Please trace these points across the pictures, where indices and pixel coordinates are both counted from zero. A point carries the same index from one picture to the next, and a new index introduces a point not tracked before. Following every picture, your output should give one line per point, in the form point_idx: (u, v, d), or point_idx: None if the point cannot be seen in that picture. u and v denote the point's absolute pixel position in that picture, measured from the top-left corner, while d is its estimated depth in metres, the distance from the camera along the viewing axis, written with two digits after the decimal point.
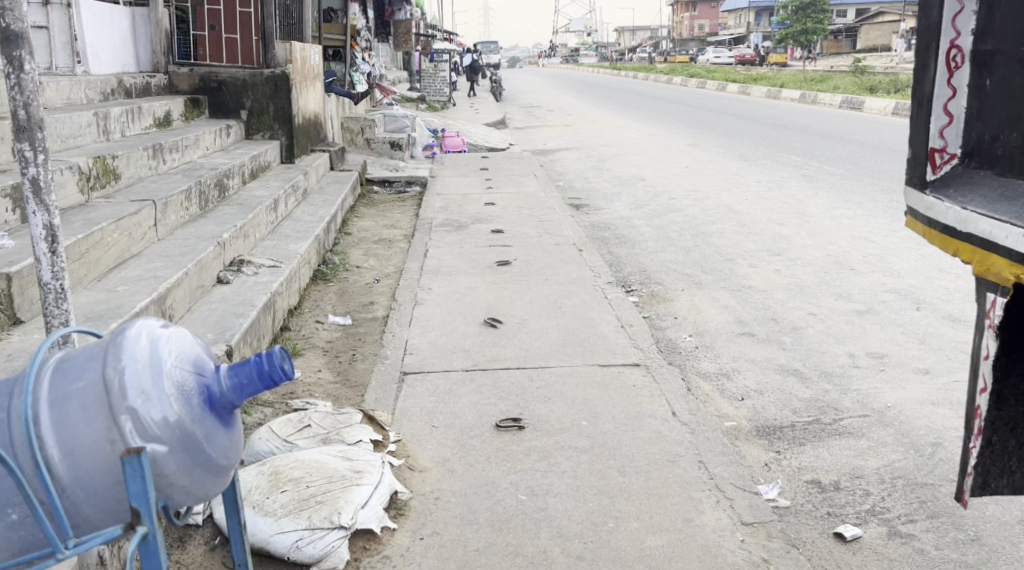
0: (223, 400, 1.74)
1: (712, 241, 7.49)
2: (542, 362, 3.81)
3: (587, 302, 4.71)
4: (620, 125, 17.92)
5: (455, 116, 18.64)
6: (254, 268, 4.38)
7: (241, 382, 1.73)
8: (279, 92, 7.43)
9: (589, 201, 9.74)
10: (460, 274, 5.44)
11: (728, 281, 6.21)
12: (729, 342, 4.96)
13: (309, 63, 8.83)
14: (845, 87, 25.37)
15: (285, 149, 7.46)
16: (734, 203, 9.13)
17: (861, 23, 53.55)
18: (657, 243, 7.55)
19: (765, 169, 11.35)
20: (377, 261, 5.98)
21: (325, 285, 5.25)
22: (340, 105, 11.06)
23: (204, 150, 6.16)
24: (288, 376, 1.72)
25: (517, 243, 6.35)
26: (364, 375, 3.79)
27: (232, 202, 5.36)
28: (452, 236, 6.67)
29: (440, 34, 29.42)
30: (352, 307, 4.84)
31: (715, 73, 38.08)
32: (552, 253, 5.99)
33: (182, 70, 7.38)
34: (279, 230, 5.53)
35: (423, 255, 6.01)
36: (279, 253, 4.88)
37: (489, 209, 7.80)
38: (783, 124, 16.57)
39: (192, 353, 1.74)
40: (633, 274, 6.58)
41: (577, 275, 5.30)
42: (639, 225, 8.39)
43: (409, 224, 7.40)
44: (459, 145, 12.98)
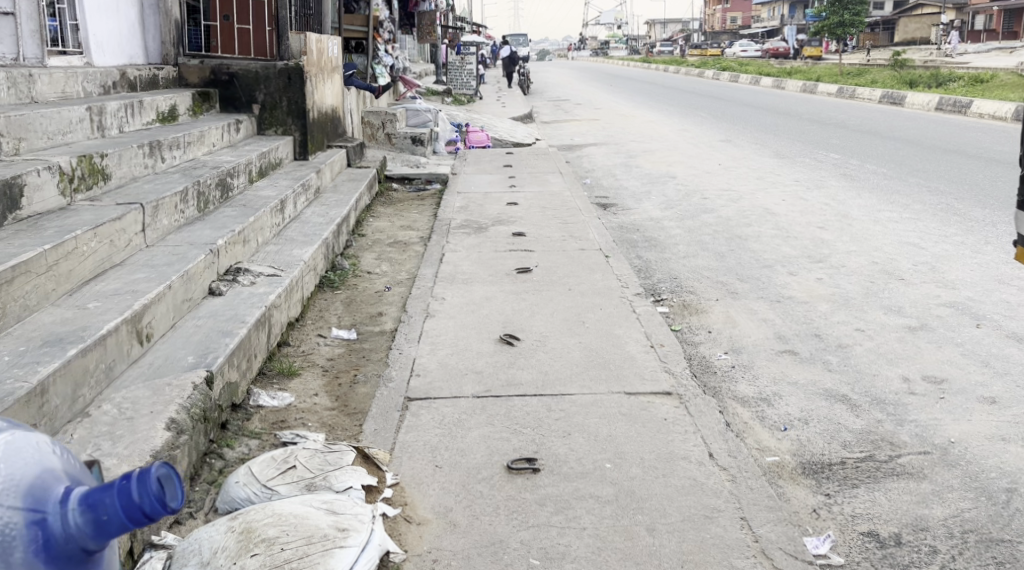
0: (63, 544, 1.36)
1: (748, 246, 7.07)
2: (563, 388, 3.43)
3: (614, 317, 4.33)
4: (651, 119, 17.47)
5: (481, 109, 18.26)
6: (251, 278, 4.02)
7: (91, 523, 1.35)
8: (292, 86, 7.08)
9: (617, 200, 9.35)
10: (477, 283, 5.07)
11: (766, 292, 5.80)
12: (768, 363, 4.55)
13: (327, 55, 8.48)
14: (883, 81, 24.74)
15: (299, 145, 7.12)
16: (771, 204, 8.69)
17: (897, 17, 52.52)
18: (689, 247, 7.14)
19: (803, 167, 10.89)
20: (389, 266, 5.62)
21: (331, 293, 4.90)
22: (360, 99, 10.71)
23: (210, 147, 5.82)
24: (149, 519, 1.33)
25: (540, 247, 5.98)
26: (364, 400, 3.43)
27: (235, 203, 5.01)
28: (471, 239, 6.30)
29: (467, 26, 29.03)
30: (358, 319, 4.48)
31: (748, 66, 37.40)
32: (576, 259, 5.60)
33: (193, 63, 7.03)
34: (284, 233, 5.17)
35: (438, 260, 5.64)
36: (281, 260, 4.52)
37: (511, 210, 7.42)
38: (820, 120, 16.06)
39: (31, 480, 1.38)
40: (663, 281, 6.18)
41: (603, 285, 4.91)
42: (670, 226, 7.98)
43: (426, 225, 7.04)
44: (483, 140, 12.68)
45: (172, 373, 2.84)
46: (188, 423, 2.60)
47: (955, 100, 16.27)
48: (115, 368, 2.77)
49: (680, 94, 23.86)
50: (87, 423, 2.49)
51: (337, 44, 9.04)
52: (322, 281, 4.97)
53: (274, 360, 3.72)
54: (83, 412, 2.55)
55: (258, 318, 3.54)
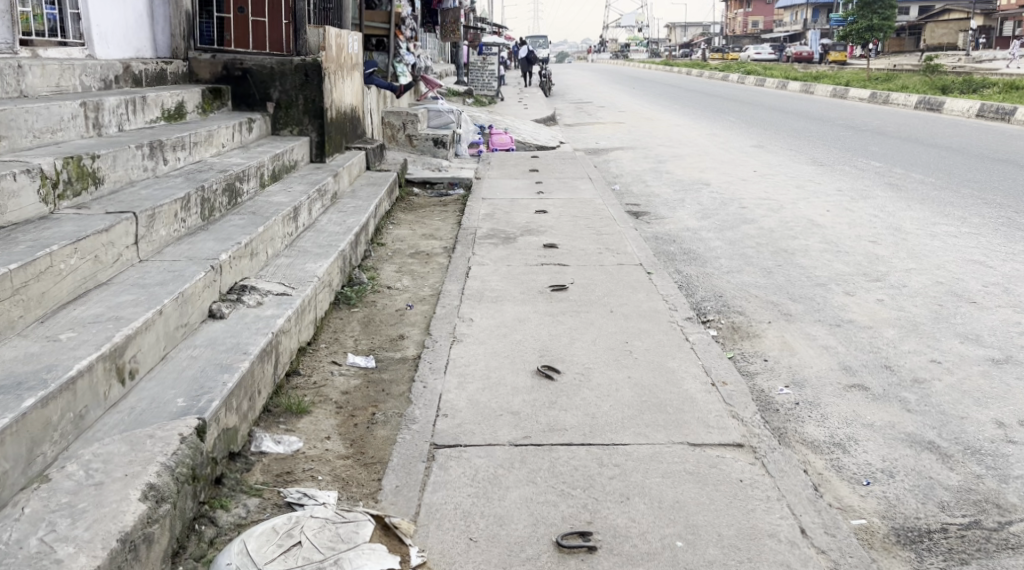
0: None
1: (796, 261, 6.58)
2: (616, 435, 2.96)
3: (665, 345, 3.85)
4: (678, 122, 16.94)
5: (503, 110, 17.81)
6: (257, 298, 3.55)
7: None
8: (309, 83, 6.64)
9: (650, 208, 8.88)
10: (508, 301, 4.61)
11: (823, 315, 5.31)
12: (836, 399, 4.07)
13: (347, 51, 8.03)
14: (915, 87, 24.16)
15: (315, 147, 6.67)
16: (816, 215, 8.20)
17: (925, 21, 51.76)
18: (732, 261, 6.67)
19: (845, 175, 10.39)
20: (411, 280, 5.16)
21: (348, 311, 4.44)
22: (381, 98, 10.25)
23: (219, 147, 5.37)
24: None
25: (575, 260, 5.51)
26: (384, 445, 2.95)
27: (244, 211, 4.56)
28: (499, 251, 5.83)
29: (490, 26, 28.58)
30: (377, 344, 4.01)
31: (772, 69, 36.80)
32: (616, 275, 5.13)
33: (204, 57, 6.56)
34: (296, 244, 4.71)
35: (464, 274, 5.18)
36: (292, 276, 4.06)
37: (541, 218, 6.97)
38: (856, 125, 15.49)
39: None
40: (708, 300, 5.70)
41: (649, 307, 4.43)
42: (709, 238, 7.48)
43: (450, 234, 6.58)
44: (507, 142, 12.12)
45: (157, 420, 2.36)
46: (171, 489, 2.13)
47: (997, 108, 15.71)
48: (87, 416, 2.29)
49: (707, 97, 23.33)
50: (44, 492, 2.02)
51: (358, 39, 8.58)
52: (337, 297, 4.50)
53: (282, 395, 3.24)
54: (40, 476, 2.08)
55: (265, 347, 3.06)
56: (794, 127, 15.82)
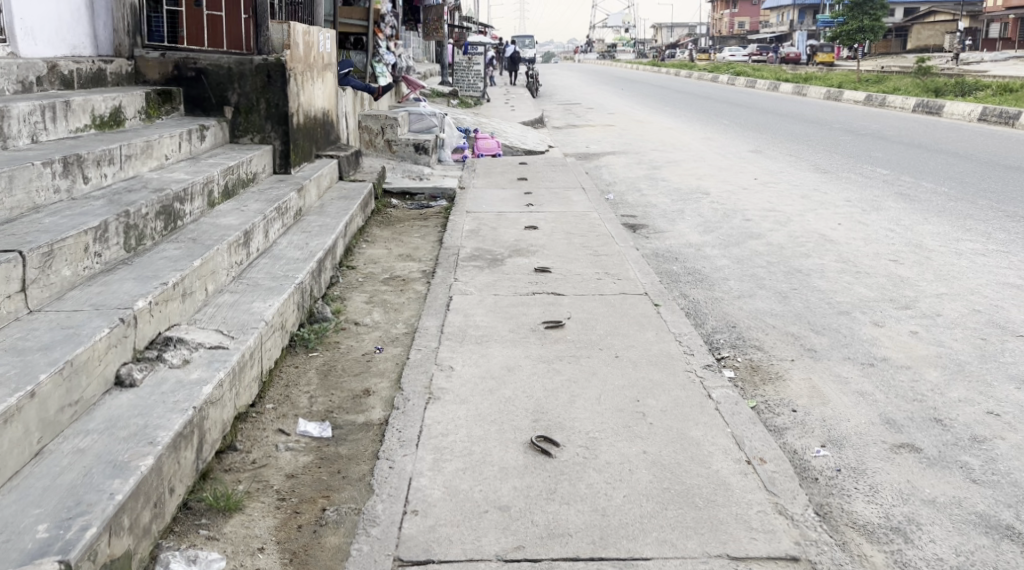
0: None
1: (813, 283, 5.93)
2: (633, 546, 2.32)
3: (683, 406, 3.19)
4: (670, 126, 16.32)
5: (489, 113, 17.16)
6: (183, 355, 2.88)
7: None
8: (271, 86, 6.00)
9: (647, 220, 8.24)
10: (495, 342, 3.95)
11: (853, 350, 4.65)
12: (883, 462, 3.43)
13: (317, 50, 7.33)
14: (910, 89, 23.61)
15: (279, 157, 6.03)
16: (826, 229, 7.57)
17: (912, 23, 51.37)
18: (742, 283, 6.03)
19: (852, 183, 9.77)
20: (383, 313, 4.49)
21: (305, 357, 3.76)
22: (358, 100, 9.56)
23: (162, 159, 4.71)
24: None
25: (570, 288, 4.86)
26: (332, 562, 2.29)
27: (183, 237, 3.90)
28: (484, 277, 5.16)
29: (476, 25, 27.87)
30: (337, 402, 3.33)
31: (762, 71, 36.19)
32: (617, 306, 4.47)
33: (152, 56, 5.94)
34: (246, 275, 4.03)
35: (444, 307, 4.51)
36: (233, 319, 3.38)
37: (530, 235, 6.31)
38: (855, 129, 14.88)
39: None
40: (720, 332, 5.05)
41: (660, 351, 3.77)
42: (714, 256, 6.83)
43: (431, 254, 5.91)
44: (493, 148, 11.51)
45: None
46: None
47: (1001, 111, 15.13)
48: None
49: (697, 99, 22.71)
50: None
51: (331, 38, 7.91)
52: (293, 340, 3.82)
53: (207, 484, 2.57)
54: None
55: (183, 429, 2.38)
56: (791, 131, 15.20)
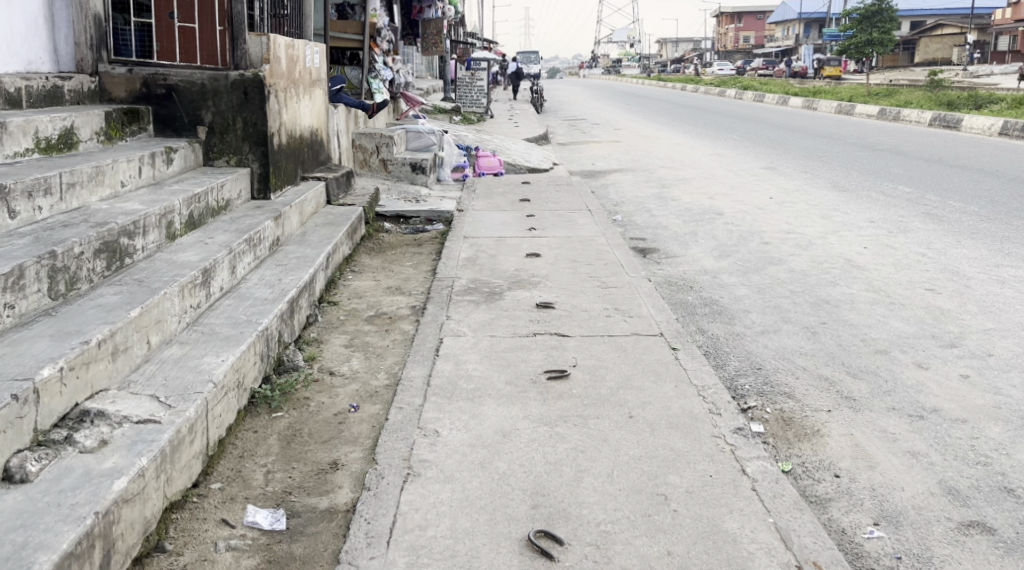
0: None
1: (844, 316, 5.37)
2: None
3: (713, 486, 2.65)
4: (678, 142, 15.80)
5: (493, 129, 16.71)
6: (101, 434, 2.36)
7: None
8: (249, 104, 5.53)
9: (658, 244, 7.71)
10: (489, 397, 3.42)
11: (898, 397, 4.09)
12: (951, 547, 2.89)
13: (304, 65, 6.85)
14: (923, 103, 23.05)
15: (258, 181, 5.56)
16: (851, 252, 7.02)
17: (919, 36, 50.83)
18: (765, 316, 5.49)
19: (874, 202, 9.21)
20: (364, 359, 3.96)
21: (267, 420, 3.24)
22: (352, 118, 9.07)
23: (117, 187, 4.21)
24: None
25: (576, 327, 4.32)
26: None
27: (128, 276, 3.41)
28: (479, 314, 4.62)
29: (480, 40, 27.45)
30: (297, 480, 2.80)
31: (770, 85, 35.68)
32: (630, 351, 3.93)
33: (118, 71, 5.49)
34: (203, 321, 3.51)
35: (434, 351, 3.98)
36: (176, 381, 2.84)
37: (531, 263, 5.78)
38: (871, 144, 14.33)
39: None
40: (744, 376, 4.51)
41: (681, 410, 3.23)
42: (732, 284, 6.28)
43: (422, 286, 5.38)
44: (495, 166, 10.97)
45: None
46: None
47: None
48: None
49: (705, 115, 22.19)
50: None
51: (319, 52, 7.45)
52: (253, 398, 3.30)
53: None
54: None
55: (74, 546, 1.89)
56: (804, 147, 14.65)
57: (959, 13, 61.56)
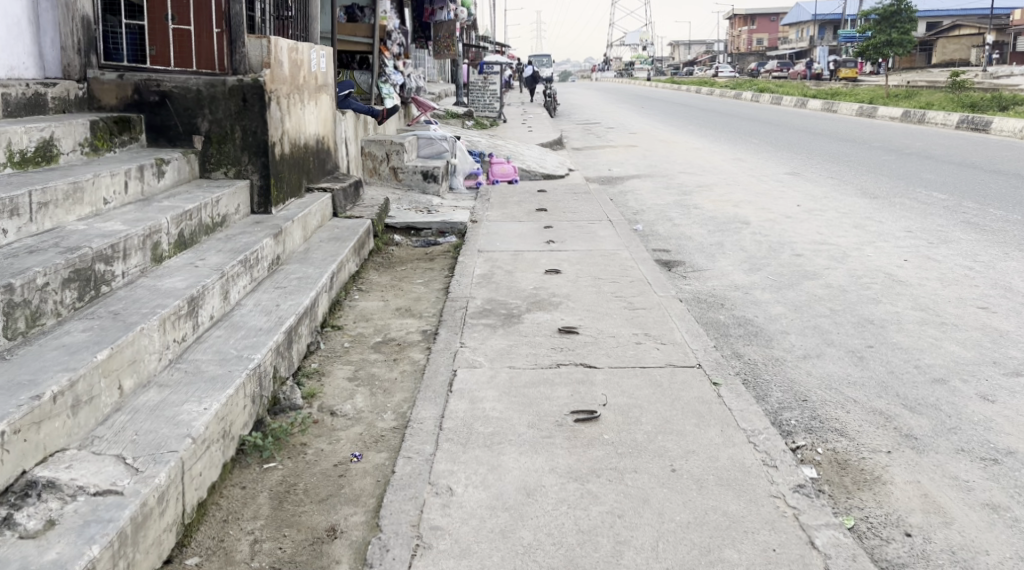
0: None
1: (893, 338, 4.95)
2: None
3: (778, 564, 2.32)
4: (697, 147, 15.37)
5: (507, 135, 16.32)
6: (49, 519, 2.01)
7: None
8: (248, 111, 5.16)
9: (684, 256, 7.29)
10: (509, 444, 3.02)
11: (966, 436, 3.67)
12: None
13: (308, 70, 6.48)
14: (947, 104, 22.50)
15: (259, 194, 5.20)
16: (891, 266, 6.59)
17: (937, 37, 50.13)
18: (805, 338, 5.07)
19: (909, 210, 8.76)
20: (370, 396, 3.57)
21: (257, 472, 2.85)
22: (361, 125, 8.68)
23: (99, 204, 3.83)
24: None
25: (604, 357, 3.91)
26: None
27: (102, 308, 3.03)
28: (497, 340, 4.21)
29: (493, 43, 27.09)
30: (289, 553, 2.44)
31: (787, 88, 35.11)
32: (666, 386, 3.52)
33: (108, 77, 5.11)
34: (187, 358, 3.11)
35: (447, 386, 3.58)
36: (148, 436, 2.44)
37: (551, 281, 5.38)
38: (899, 148, 13.84)
39: None
40: (788, 409, 4.08)
41: (730, 462, 2.83)
42: (766, 301, 5.87)
43: (434, 307, 4.98)
44: (510, 173, 10.54)
45: None
46: None
47: None
48: None
49: (723, 118, 21.73)
50: None
51: (325, 56, 7.06)
52: (243, 446, 2.91)
53: None
54: None
55: None
56: (829, 151, 14.18)
57: (978, 14, 60.78)
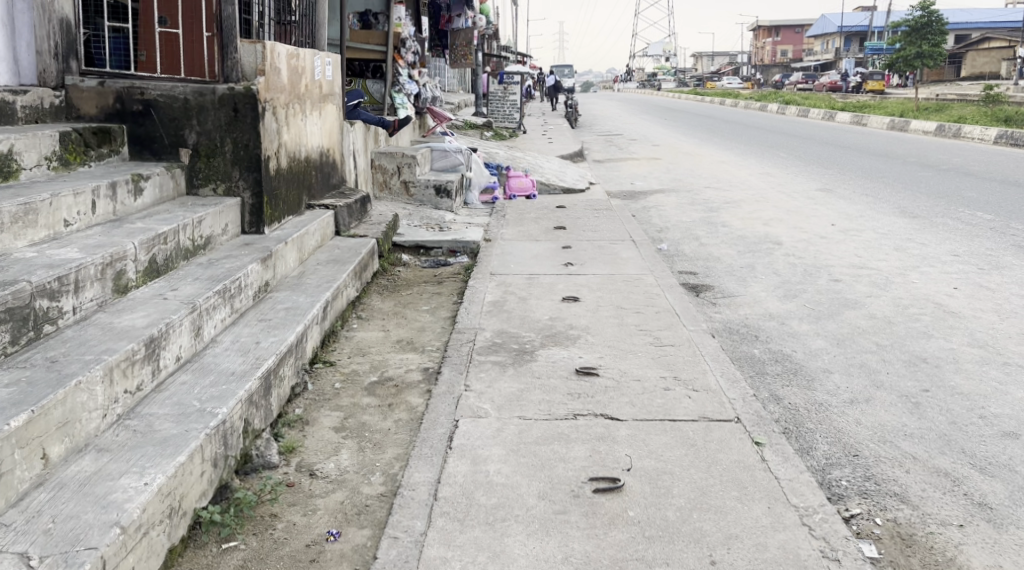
0: None
1: (951, 381, 4.44)
2: None
3: None
4: (723, 160, 14.86)
5: (526, 146, 15.86)
6: None
7: None
8: (239, 122, 4.70)
9: (712, 279, 6.80)
10: (515, 521, 2.55)
11: None
12: None
13: (311, 78, 6.03)
14: (980, 118, 21.86)
15: (251, 213, 4.76)
16: (939, 294, 6.07)
17: (966, 49, 49.39)
18: (850, 378, 4.57)
19: (953, 231, 8.22)
20: (357, 452, 3.10)
21: (214, 554, 2.41)
22: (371, 136, 8.23)
23: (58, 227, 3.41)
24: None
25: (626, 406, 3.43)
26: None
27: (38, 354, 2.60)
28: (506, 382, 3.73)
29: (513, 53, 26.65)
30: None
31: (812, 100, 34.46)
32: (699, 447, 3.03)
33: (87, 84, 4.70)
34: (140, 412, 2.65)
35: (447, 441, 3.10)
36: (68, 527, 2.01)
37: (570, 311, 4.90)
38: (935, 164, 13.27)
39: None
40: (838, 465, 3.59)
41: (781, 556, 2.37)
42: (804, 334, 5.35)
43: (438, 340, 4.50)
44: (527, 188, 10.06)
45: None
46: None
47: None
48: None
49: (749, 130, 21.19)
50: None
51: (331, 63, 6.61)
52: (198, 522, 2.45)
53: None
54: None
55: None
56: (862, 166, 13.62)
57: (1008, 26, 59.79)
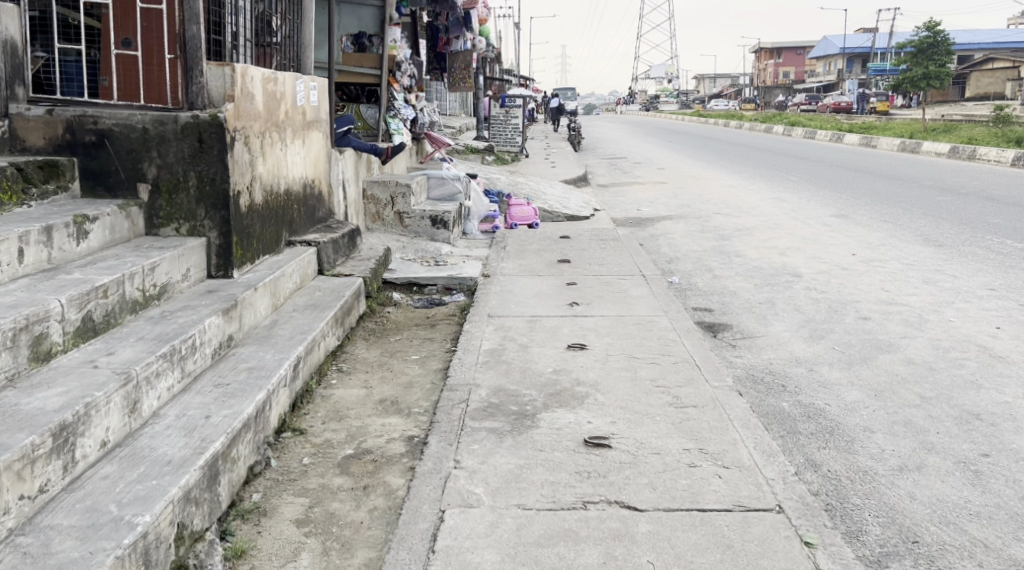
0: None
1: (1011, 443, 3.89)
2: None
3: None
4: (731, 185, 14.34)
5: (528, 171, 15.37)
6: None
7: None
8: (205, 154, 4.19)
9: (729, 317, 6.26)
10: None
11: None
12: None
13: (292, 104, 5.53)
14: (992, 140, 21.34)
15: (218, 255, 4.24)
16: (980, 335, 5.53)
17: (971, 69, 49.02)
18: (897, 437, 4.02)
19: (986, 262, 7.68)
20: (321, 556, 2.58)
21: None
22: (363, 163, 7.72)
23: None
24: None
25: (644, 488, 2.89)
26: None
27: None
28: (504, 455, 3.20)
29: (516, 77, 26.22)
30: None
31: (817, 121, 34.03)
32: (734, 549, 2.51)
33: (33, 112, 4.22)
34: (39, 525, 2.17)
35: (430, 542, 2.57)
36: None
37: (577, 360, 4.36)
38: (953, 187, 12.72)
39: None
40: (898, 552, 3.06)
41: None
42: (837, 382, 4.82)
43: (428, 400, 3.96)
44: (529, 216, 9.53)
45: None
46: None
47: None
48: None
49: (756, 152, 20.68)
50: None
51: (317, 88, 6.12)
52: None
53: None
54: None
55: None
56: (877, 190, 13.09)
57: (1012, 46, 59.46)
